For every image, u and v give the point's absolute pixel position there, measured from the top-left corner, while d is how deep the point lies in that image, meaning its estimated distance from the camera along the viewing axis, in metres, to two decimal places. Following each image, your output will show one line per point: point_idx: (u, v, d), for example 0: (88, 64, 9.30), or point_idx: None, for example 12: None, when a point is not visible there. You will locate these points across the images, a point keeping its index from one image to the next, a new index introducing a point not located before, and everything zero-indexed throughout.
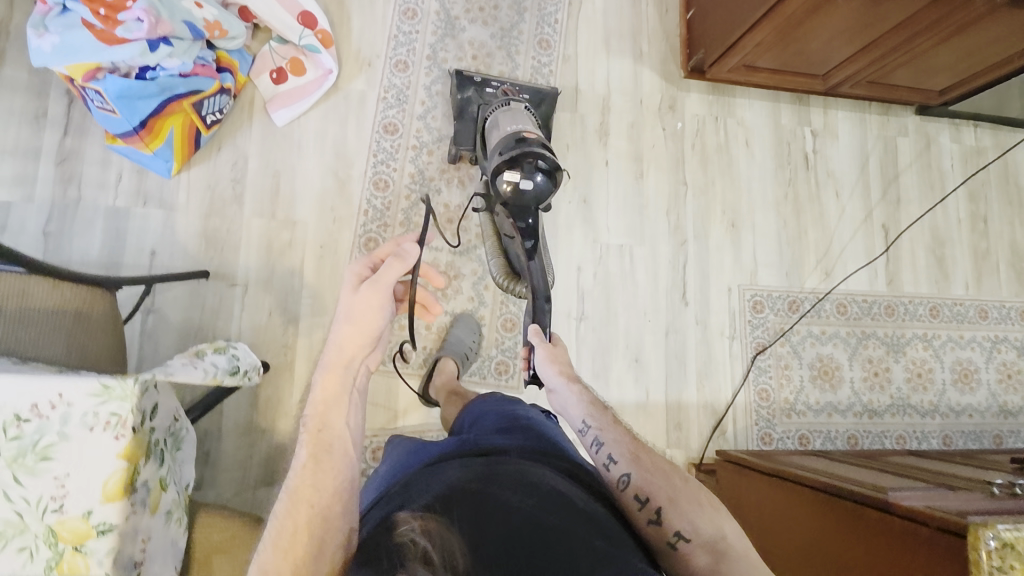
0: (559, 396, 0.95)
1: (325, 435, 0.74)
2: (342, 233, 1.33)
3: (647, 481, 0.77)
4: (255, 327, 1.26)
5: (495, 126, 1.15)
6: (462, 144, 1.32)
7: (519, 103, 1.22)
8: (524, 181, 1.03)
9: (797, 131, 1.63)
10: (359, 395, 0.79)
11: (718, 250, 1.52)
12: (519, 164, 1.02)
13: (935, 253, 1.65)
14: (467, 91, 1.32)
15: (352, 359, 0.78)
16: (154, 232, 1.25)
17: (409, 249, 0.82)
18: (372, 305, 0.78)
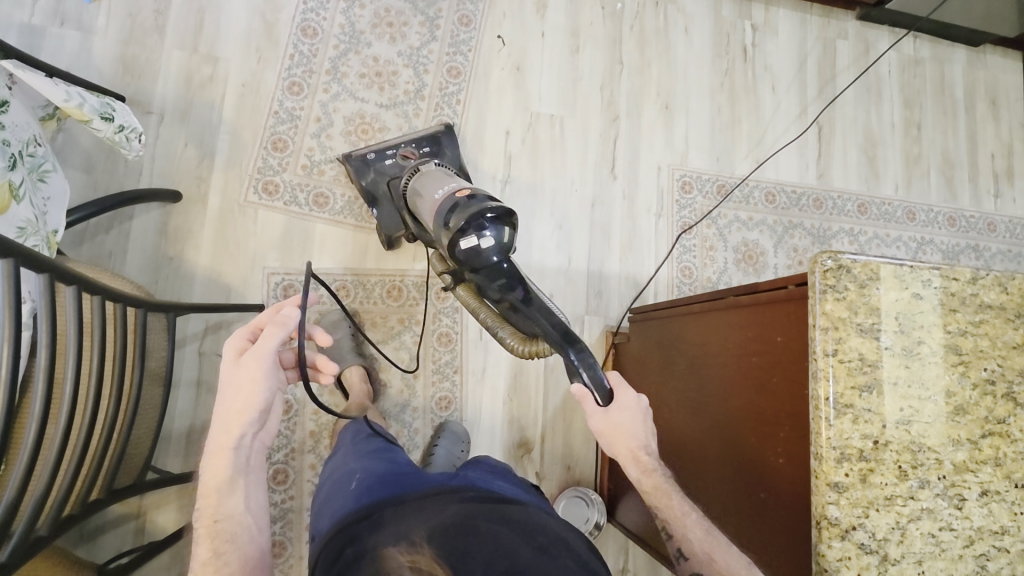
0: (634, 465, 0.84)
1: (222, 525, 0.72)
2: (266, 74, 1.32)
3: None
4: (170, 157, 1.25)
5: (420, 194, 1.09)
6: (391, 226, 1.24)
7: (428, 163, 1.17)
8: (481, 241, 0.94)
9: (736, 25, 1.64)
10: (254, 474, 0.78)
11: (651, 129, 1.53)
12: (472, 227, 0.93)
13: (867, 152, 1.67)
14: (368, 175, 1.25)
15: (238, 441, 0.75)
16: (69, 54, 1.23)
17: (287, 313, 0.78)
18: (249, 378, 0.76)
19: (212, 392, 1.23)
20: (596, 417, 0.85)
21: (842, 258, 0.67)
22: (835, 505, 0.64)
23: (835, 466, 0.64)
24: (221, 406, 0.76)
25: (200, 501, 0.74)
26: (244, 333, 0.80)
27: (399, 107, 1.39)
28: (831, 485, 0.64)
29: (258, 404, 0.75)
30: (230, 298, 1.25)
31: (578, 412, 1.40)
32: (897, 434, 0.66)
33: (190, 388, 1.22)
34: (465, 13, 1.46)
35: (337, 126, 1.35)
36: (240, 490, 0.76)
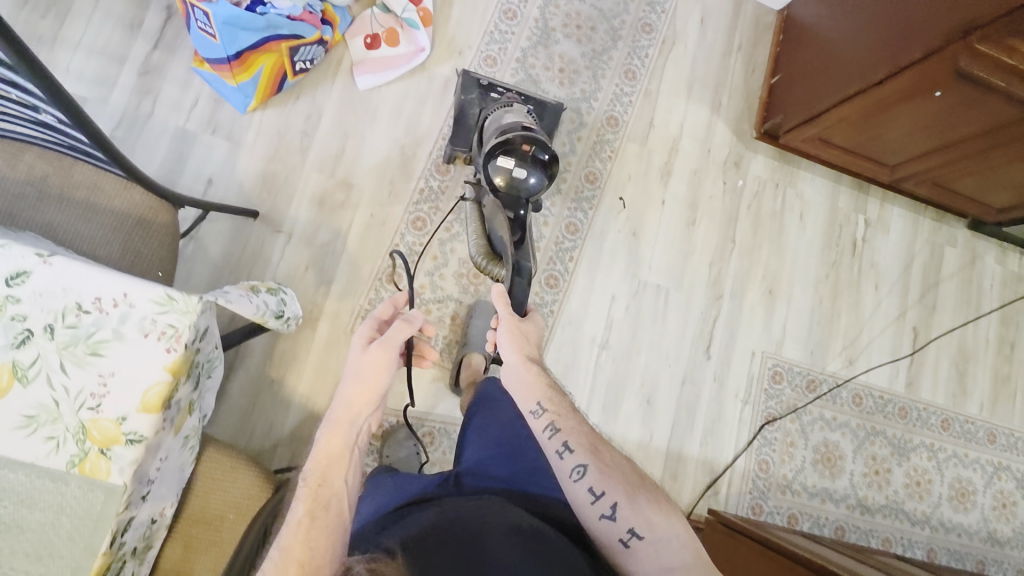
0: (513, 373, 0.91)
1: (325, 490, 0.73)
2: (394, 207, 1.34)
3: (605, 477, 0.78)
4: (290, 278, 1.27)
5: (495, 120, 1.18)
6: (458, 144, 1.28)
7: (521, 104, 1.24)
8: (523, 172, 1.08)
9: (851, 217, 1.63)
10: (359, 454, 0.79)
11: (751, 313, 1.53)
12: (516, 153, 1.07)
13: (958, 366, 1.65)
14: (470, 93, 1.29)
15: (356, 417, 0.80)
16: (215, 162, 1.26)
17: (416, 315, 0.91)
18: (380, 363, 0.84)
19: None
20: (504, 319, 0.96)
21: None
22: None
23: None
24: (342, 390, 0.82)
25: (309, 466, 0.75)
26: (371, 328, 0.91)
27: None
28: None
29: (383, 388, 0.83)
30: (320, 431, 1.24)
31: None
32: None
33: None
34: (592, 170, 1.47)
35: (452, 266, 1.35)
36: (348, 463, 0.77)
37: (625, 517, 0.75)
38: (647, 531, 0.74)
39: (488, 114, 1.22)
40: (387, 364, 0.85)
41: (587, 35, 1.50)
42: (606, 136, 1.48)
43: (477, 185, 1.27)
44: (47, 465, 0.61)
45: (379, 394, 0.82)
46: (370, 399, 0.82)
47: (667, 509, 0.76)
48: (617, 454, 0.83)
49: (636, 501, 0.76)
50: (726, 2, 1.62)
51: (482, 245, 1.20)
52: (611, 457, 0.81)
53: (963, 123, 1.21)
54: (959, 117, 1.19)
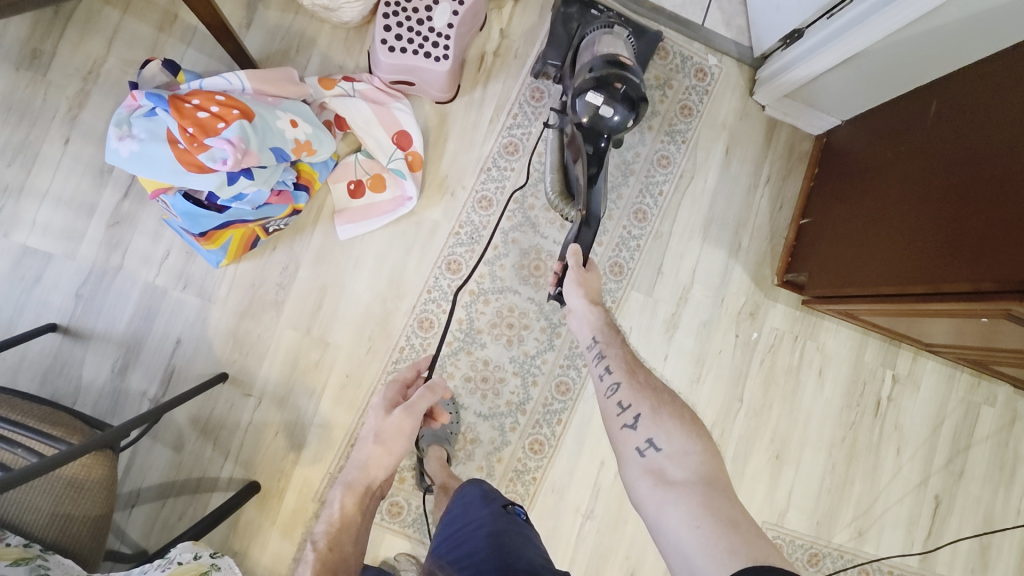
0: (576, 315, 1.04)
1: (335, 553, 0.88)
2: (371, 365, 1.26)
3: (634, 394, 0.87)
4: (258, 444, 1.21)
5: (591, 45, 1.16)
6: (550, 59, 1.25)
7: (620, 27, 1.21)
8: (605, 107, 1.07)
9: (877, 372, 1.49)
10: (367, 519, 0.95)
11: (753, 479, 1.42)
12: (606, 89, 1.06)
13: (981, 539, 1.52)
14: (570, 8, 1.23)
15: (372, 481, 0.95)
16: (184, 321, 1.19)
17: (439, 383, 0.97)
18: (401, 429, 0.95)
19: None
20: (572, 270, 1.07)
21: None
22: None
23: None
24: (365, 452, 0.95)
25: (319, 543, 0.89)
26: (397, 389, 1.02)
27: (497, 418, 1.31)
28: None
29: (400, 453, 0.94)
30: None
31: None
32: None
33: None
34: None
35: None
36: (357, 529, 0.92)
37: (645, 427, 0.82)
38: (665, 443, 0.80)
39: (586, 33, 1.20)
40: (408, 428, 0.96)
41: None
42: (608, 284, 1.37)
43: (559, 114, 1.24)
44: None
45: (395, 458, 0.95)
46: (386, 462, 0.94)
47: (688, 426, 0.81)
48: (654, 377, 0.91)
49: (657, 414, 0.83)
50: (757, 129, 1.46)
51: (559, 182, 1.21)
52: (644, 378, 0.90)
53: (1007, 339, 1.10)
54: (1002, 336, 1.08)
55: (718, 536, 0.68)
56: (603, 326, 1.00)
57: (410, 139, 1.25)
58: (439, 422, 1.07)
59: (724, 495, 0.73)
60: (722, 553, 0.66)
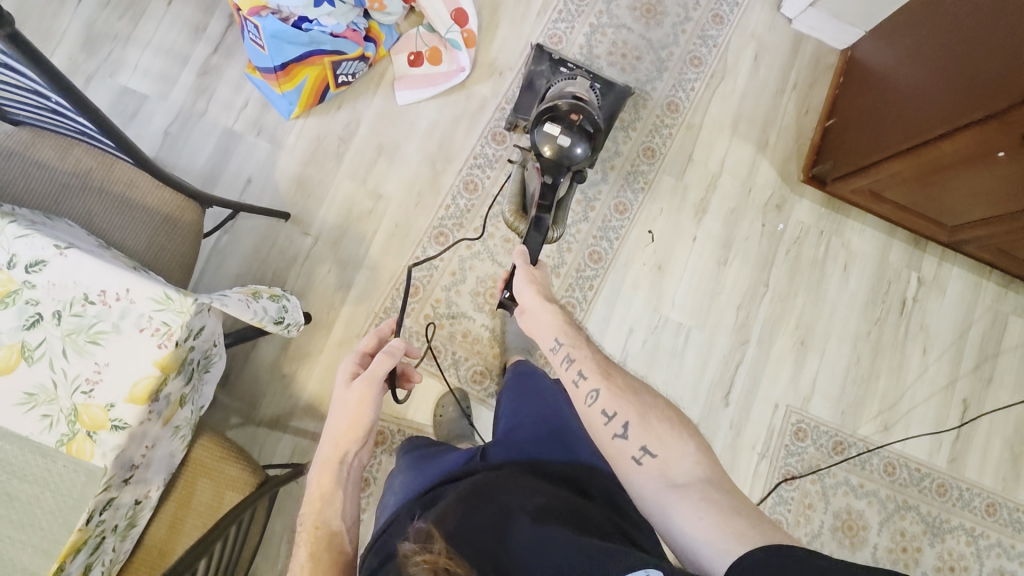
0: (533, 316, 0.94)
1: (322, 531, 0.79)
2: (419, 219, 1.37)
3: (614, 398, 0.79)
4: (311, 278, 1.31)
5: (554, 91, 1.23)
6: (520, 112, 1.34)
7: (583, 77, 1.29)
8: (564, 138, 1.09)
9: (902, 273, 1.52)
10: (352, 487, 0.85)
11: (778, 362, 1.45)
12: (563, 121, 1.09)
13: (1013, 448, 1.49)
14: (541, 65, 1.33)
15: (345, 454, 0.85)
16: (256, 162, 1.32)
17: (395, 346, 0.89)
18: (361, 398, 0.86)
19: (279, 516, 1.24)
20: (525, 284, 0.97)
21: None
22: None
23: None
24: (330, 425, 0.86)
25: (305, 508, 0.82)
26: (352, 361, 0.93)
27: None
28: None
29: (366, 422, 0.85)
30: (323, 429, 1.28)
31: None
32: None
33: None
34: (622, 200, 1.45)
35: (469, 283, 1.37)
36: (339, 500, 0.83)
37: (636, 434, 0.75)
38: (660, 449, 0.73)
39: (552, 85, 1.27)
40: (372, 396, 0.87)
41: (632, 64, 1.49)
42: (641, 166, 1.47)
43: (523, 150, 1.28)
44: (39, 440, 0.67)
45: (364, 429, 0.86)
46: (354, 435, 0.85)
47: (678, 427, 0.75)
48: (631, 377, 0.83)
49: (646, 419, 0.75)
50: (785, 40, 1.56)
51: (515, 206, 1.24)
52: (622, 381, 0.82)
53: None
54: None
55: (726, 522, 0.63)
56: (570, 331, 0.90)
57: (467, 19, 1.39)
58: (412, 384, 0.98)
59: (726, 487, 0.69)
60: (732, 536, 0.61)
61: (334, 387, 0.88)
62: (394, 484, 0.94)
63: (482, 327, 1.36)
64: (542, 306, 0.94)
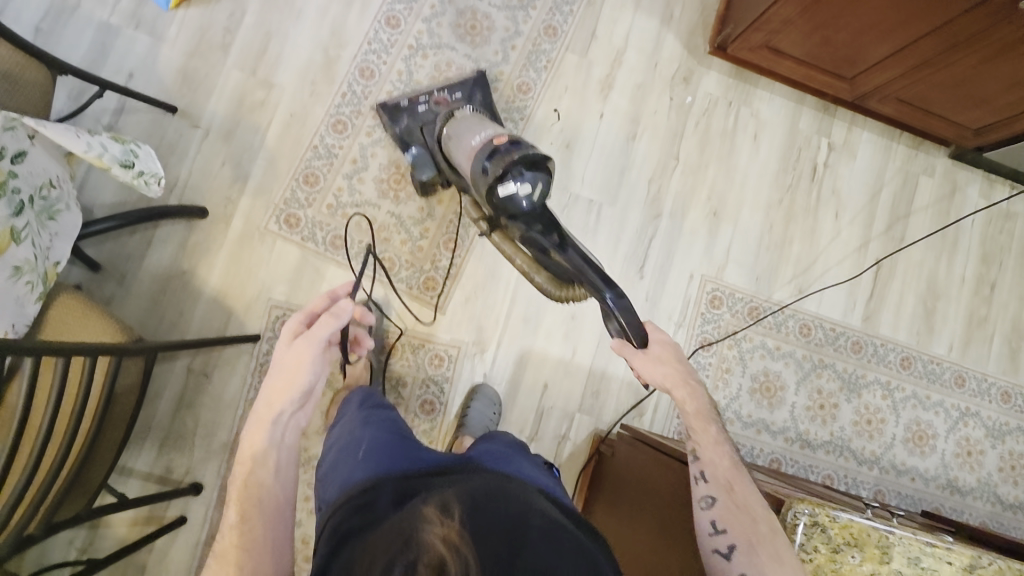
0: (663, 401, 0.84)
1: (252, 491, 0.71)
2: (315, 107, 1.33)
3: (730, 514, 0.69)
4: (205, 173, 1.28)
5: (459, 139, 1.09)
6: (424, 170, 1.23)
7: (463, 109, 1.19)
8: (519, 185, 0.93)
9: (812, 140, 1.52)
10: (289, 452, 0.77)
11: (691, 233, 1.45)
12: (506, 170, 0.93)
13: (925, 304, 1.52)
14: (402, 121, 1.30)
15: (278, 413, 0.77)
16: (137, 57, 1.28)
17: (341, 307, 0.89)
18: (300, 355, 0.82)
19: (192, 410, 1.23)
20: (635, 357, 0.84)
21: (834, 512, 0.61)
22: None
23: None
24: (266, 384, 0.80)
25: (236, 468, 0.74)
26: (299, 320, 0.89)
27: None
28: None
29: (301, 383, 0.79)
30: (229, 323, 1.26)
31: None
32: None
33: (171, 401, 1.23)
34: (526, 80, 1.42)
35: (371, 171, 1.33)
36: (273, 462, 0.75)
37: (740, 563, 0.65)
38: None
39: (438, 132, 1.17)
40: (310, 356, 0.83)
41: None
42: (543, 45, 1.44)
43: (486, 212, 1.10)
44: None
45: (301, 387, 0.79)
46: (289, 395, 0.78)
47: None
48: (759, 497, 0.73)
49: (756, 550, 0.64)
50: None
51: (549, 278, 1.02)
52: (746, 499, 0.71)
53: (918, 13, 1.11)
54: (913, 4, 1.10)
55: None
56: (687, 414, 0.82)
57: None
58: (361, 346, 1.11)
59: None
60: None
61: (276, 346, 0.85)
62: (358, 437, 0.83)
63: (388, 215, 1.33)
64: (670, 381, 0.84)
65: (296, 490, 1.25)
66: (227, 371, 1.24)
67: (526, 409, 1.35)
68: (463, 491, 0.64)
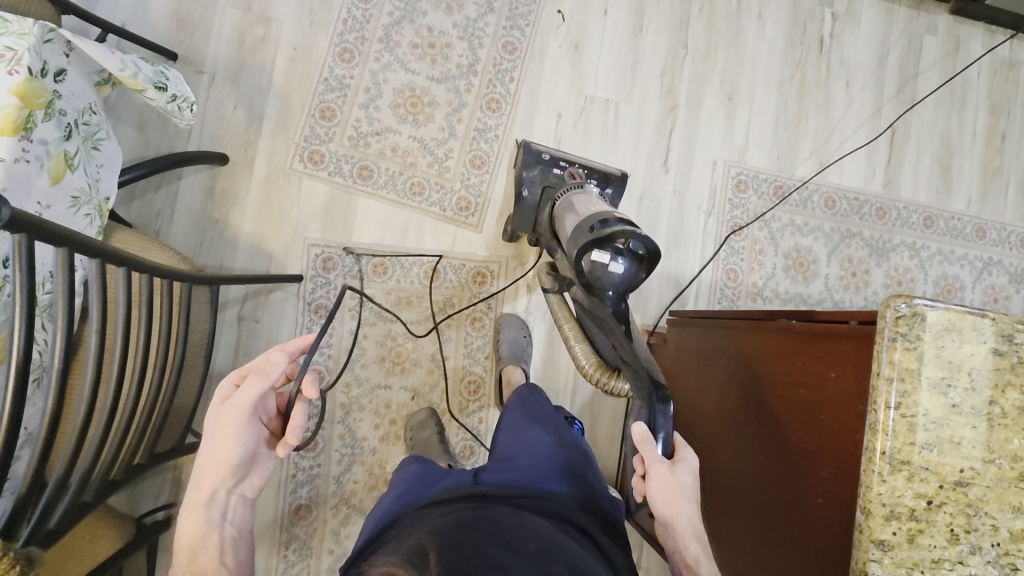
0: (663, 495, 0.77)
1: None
2: (318, 38, 1.29)
3: None
4: (218, 118, 1.25)
5: (568, 207, 1.04)
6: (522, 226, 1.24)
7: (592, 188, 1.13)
8: (612, 263, 0.86)
9: (816, 11, 1.51)
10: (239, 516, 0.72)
11: (709, 122, 1.45)
12: (605, 243, 0.86)
13: (942, 162, 1.55)
14: (532, 170, 1.22)
15: (213, 492, 0.69)
16: (125, 6, 1.22)
17: (274, 364, 0.69)
18: (228, 431, 0.68)
19: (249, 357, 1.23)
20: (654, 470, 0.78)
21: (917, 303, 0.63)
22: (877, 564, 0.61)
23: (882, 524, 0.62)
24: (199, 456, 0.70)
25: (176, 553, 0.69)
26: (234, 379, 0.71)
27: (451, 82, 1.33)
28: (876, 542, 0.62)
29: (230, 459, 0.68)
30: (271, 267, 1.25)
31: (605, 407, 1.38)
32: (954, 494, 0.62)
33: (228, 352, 1.23)
34: None
35: (386, 98, 1.30)
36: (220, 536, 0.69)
37: None
38: None
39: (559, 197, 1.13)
40: (240, 428, 0.69)
41: None
42: None
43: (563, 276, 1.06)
44: None
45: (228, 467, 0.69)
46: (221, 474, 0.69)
47: None
48: None
49: None
50: None
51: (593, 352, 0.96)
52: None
53: None
54: None
55: None
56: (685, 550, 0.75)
57: None
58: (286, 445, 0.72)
59: None
60: None
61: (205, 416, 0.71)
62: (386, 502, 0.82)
63: (411, 140, 1.31)
64: (682, 526, 0.76)
65: (365, 420, 1.27)
66: (279, 314, 1.24)
67: None
68: (447, 522, 0.66)
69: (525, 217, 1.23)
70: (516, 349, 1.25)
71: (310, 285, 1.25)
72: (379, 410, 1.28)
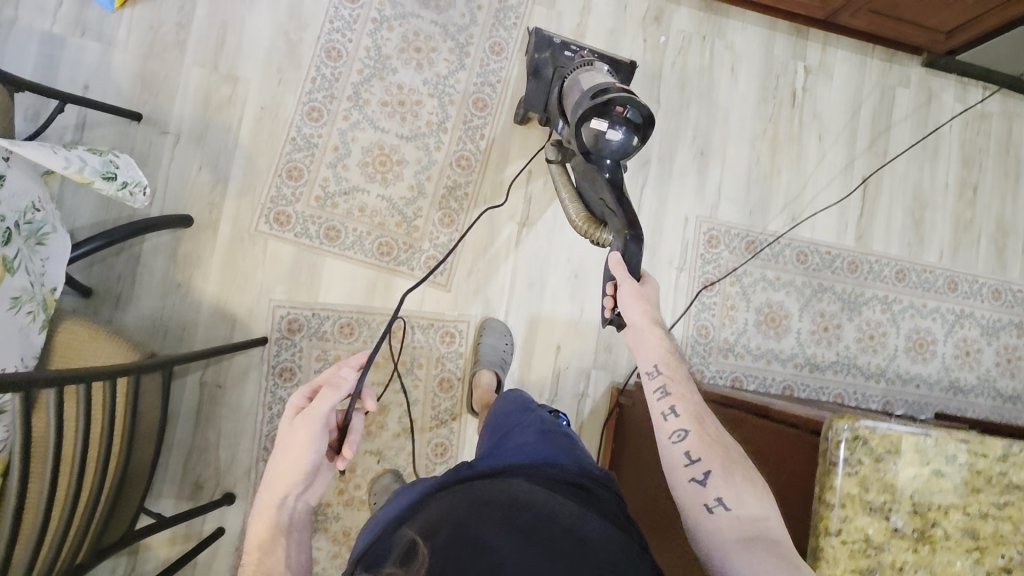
0: (637, 334, 0.87)
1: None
2: (285, 96, 1.28)
3: (702, 444, 0.74)
4: (182, 179, 1.24)
5: (574, 86, 1.09)
6: (534, 105, 1.24)
7: (602, 67, 1.12)
8: (609, 130, 0.98)
9: (789, 65, 1.51)
10: (297, 532, 0.71)
11: (682, 176, 1.45)
12: (607, 114, 0.97)
13: (914, 214, 1.56)
14: (543, 52, 1.19)
15: (281, 499, 0.70)
16: (88, 67, 1.21)
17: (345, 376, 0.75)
18: (301, 438, 0.71)
19: (211, 422, 1.22)
20: (625, 284, 0.88)
21: (859, 426, 0.62)
22: None
23: None
24: (271, 465, 0.72)
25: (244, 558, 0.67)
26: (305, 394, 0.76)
27: (420, 140, 1.33)
28: None
29: (304, 466, 0.70)
30: (235, 329, 1.24)
31: None
32: None
33: (188, 419, 1.21)
34: (497, 40, 1.38)
35: (354, 156, 1.30)
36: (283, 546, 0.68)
37: (714, 483, 0.71)
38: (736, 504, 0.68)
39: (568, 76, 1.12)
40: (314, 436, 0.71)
41: None
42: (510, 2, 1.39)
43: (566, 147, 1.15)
44: None
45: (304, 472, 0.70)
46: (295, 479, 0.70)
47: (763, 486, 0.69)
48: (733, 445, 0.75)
49: (730, 473, 0.70)
50: None
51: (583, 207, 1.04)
52: (715, 428, 0.77)
53: None
54: None
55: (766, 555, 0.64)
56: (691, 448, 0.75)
57: None
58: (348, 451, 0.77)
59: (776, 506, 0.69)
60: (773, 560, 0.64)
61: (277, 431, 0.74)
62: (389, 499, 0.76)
63: (379, 199, 1.30)
64: (648, 321, 0.86)
65: (330, 484, 1.26)
66: (242, 378, 1.23)
67: (543, 372, 1.36)
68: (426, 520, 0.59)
69: (536, 100, 1.23)
70: (494, 357, 1.27)
71: (273, 347, 1.24)
72: (344, 473, 1.26)
